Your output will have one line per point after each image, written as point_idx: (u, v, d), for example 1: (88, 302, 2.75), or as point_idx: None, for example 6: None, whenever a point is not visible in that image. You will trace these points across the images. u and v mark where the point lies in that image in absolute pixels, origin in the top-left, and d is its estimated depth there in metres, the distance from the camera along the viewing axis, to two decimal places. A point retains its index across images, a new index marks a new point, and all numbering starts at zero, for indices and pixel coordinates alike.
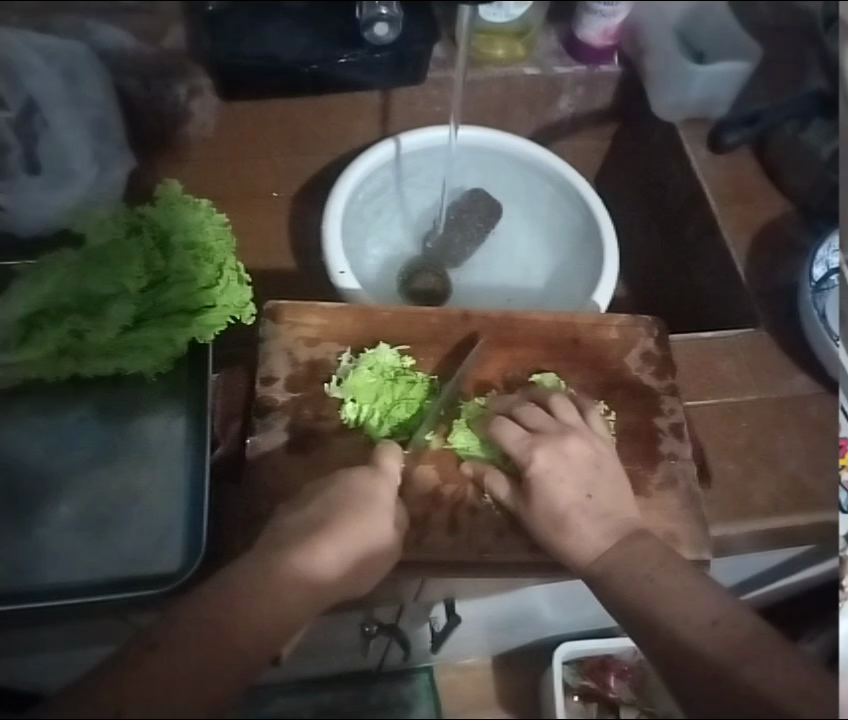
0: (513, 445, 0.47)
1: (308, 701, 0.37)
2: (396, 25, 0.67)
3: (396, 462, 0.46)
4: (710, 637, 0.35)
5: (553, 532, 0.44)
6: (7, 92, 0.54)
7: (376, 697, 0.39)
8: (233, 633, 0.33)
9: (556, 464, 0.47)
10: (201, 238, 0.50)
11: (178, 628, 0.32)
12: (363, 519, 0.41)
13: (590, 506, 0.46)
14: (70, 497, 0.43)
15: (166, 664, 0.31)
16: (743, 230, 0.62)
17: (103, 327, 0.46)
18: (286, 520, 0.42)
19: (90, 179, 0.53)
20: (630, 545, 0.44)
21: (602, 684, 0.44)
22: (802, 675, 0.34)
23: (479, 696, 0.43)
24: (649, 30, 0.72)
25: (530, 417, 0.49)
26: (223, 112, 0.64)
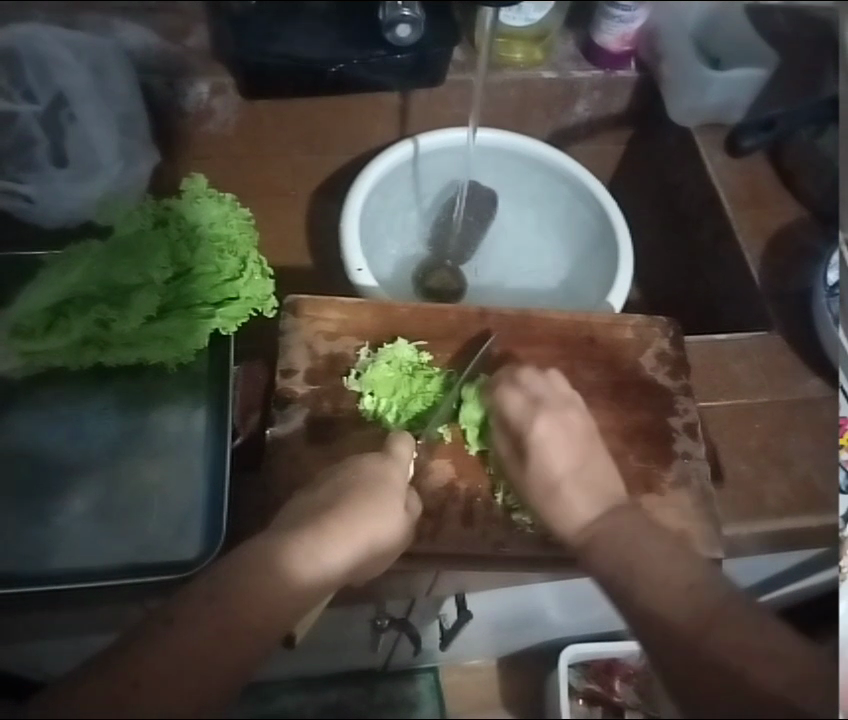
0: (513, 412, 0.45)
1: (315, 699, 0.36)
2: (419, 27, 0.64)
3: (407, 448, 0.47)
4: (681, 602, 0.35)
5: (545, 499, 0.42)
6: (38, 86, 0.56)
7: (381, 697, 0.36)
8: (244, 621, 0.34)
9: (556, 431, 0.43)
10: (226, 231, 0.52)
11: (193, 618, 0.33)
12: (376, 506, 0.43)
13: (585, 477, 0.42)
14: (88, 485, 0.44)
15: (182, 638, 0.32)
16: (759, 235, 0.63)
17: (128, 317, 0.47)
18: (299, 506, 0.44)
19: (116, 172, 0.54)
20: (619, 514, 0.40)
21: (609, 689, 0.39)
22: (793, 661, 0.35)
23: (484, 697, 0.38)
24: (667, 35, 0.72)
25: (530, 381, 0.46)
26: (243, 110, 0.66)
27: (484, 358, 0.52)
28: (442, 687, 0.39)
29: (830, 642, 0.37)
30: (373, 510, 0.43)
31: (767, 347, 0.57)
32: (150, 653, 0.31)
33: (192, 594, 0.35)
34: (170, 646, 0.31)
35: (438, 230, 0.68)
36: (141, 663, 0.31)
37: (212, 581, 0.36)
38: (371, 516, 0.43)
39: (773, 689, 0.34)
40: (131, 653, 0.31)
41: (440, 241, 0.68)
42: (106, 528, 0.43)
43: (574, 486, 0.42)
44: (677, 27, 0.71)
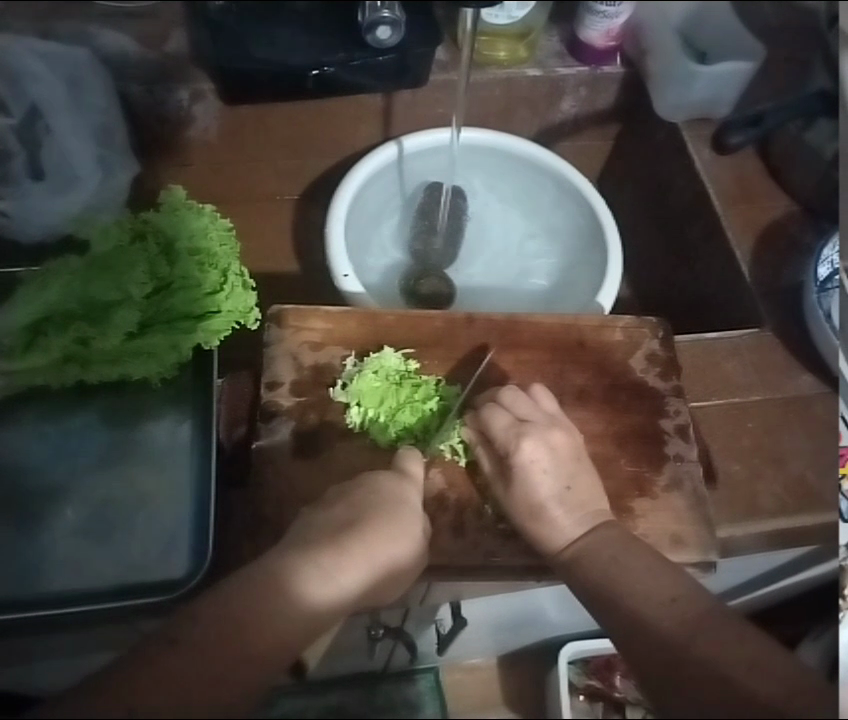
0: (499, 431, 0.48)
1: (317, 701, 0.34)
2: (399, 28, 0.65)
3: (419, 466, 0.47)
4: (667, 614, 0.36)
5: (529, 519, 0.45)
6: (11, 100, 0.55)
7: (381, 696, 0.37)
8: (254, 637, 0.32)
9: (540, 453, 0.47)
10: (205, 244, 0.50)
11: (195, 627, 0.31)
12: (393, 527, 0.42)
13: (568, 496, 0.45)
14: (75, 504, 0.44)
15: (189, 659, 0.30)
16: (748, 230, 0.62)
17: (107, 333, 0.46)
18: (316, 520, 0.42)
19: (93, 186, 0.54)
20: (605, 529, 0.44)
21: (609, 684, 0.42)
22: (787, 673, 0.33)
23: (486, 695, 0.40)
24: (652, 33, 0.70)
25: (515, 402, 0.48)
26: (226, 115, 0.63)
27: (480, 377, 0.52)
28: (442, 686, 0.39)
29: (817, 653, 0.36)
30: (391, 528, 0.42)
31: (761, 345, 0.56)
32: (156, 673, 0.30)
33: (200, 609, 0.33)
34: (174, 672, 0.30)
35: (418, 235, 0.67)
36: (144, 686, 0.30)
37: (224, 594, 0.34)
38: (392, 536, 0.41)
39: (762, 691, 0.32)
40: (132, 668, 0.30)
41: (419, 246, 0.67)
42: (92, 545, 0.42)
43: (554, 507, 0.45)
44: (664, 23, 0.69)
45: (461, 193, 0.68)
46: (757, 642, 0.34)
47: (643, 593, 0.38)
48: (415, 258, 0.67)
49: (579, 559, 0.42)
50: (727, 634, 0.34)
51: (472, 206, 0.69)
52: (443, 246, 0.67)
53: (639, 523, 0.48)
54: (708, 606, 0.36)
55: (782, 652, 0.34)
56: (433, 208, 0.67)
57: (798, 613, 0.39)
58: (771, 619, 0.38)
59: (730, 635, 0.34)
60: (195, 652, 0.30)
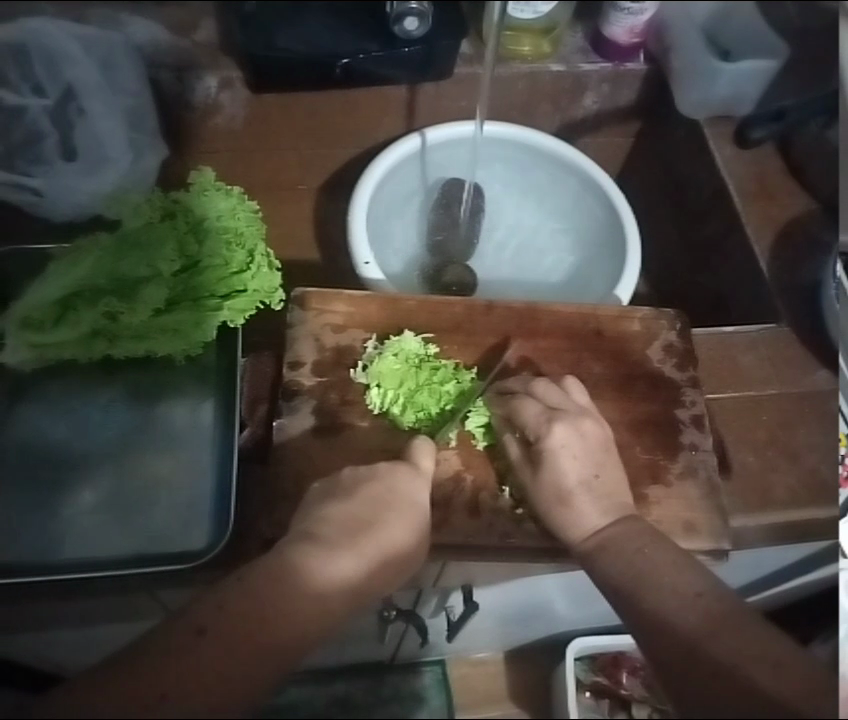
0: (531, 418, 0.48)
1: (323, 691, 0.35)
2: (425, 19, 0.66)
3: (430, 461, 0.47)
4: (688, 611, 0.36)
5: (557, 506, 0.45)
6: (46, 80, 0.57)
7: (388, 688, 0.38)
8: (274, 631, 0.32)
9: (572, 439, 0.47)
10: (233, 224, 0.51)
11: (217, 617, 0.32)
12: (405, 522, 0.42)
13: (596, 485, 0.46)
14: (96, 479, 0.45)
15: (216, 646, 0.30)
16: (767, 226, 0.62)
17: (136, 309, 0.47)
18: (328, 514, 0.41)
19: (124, 166, 0.55)
20: (632, 522, 0.44)
21: (615, 682, 0.42)
22: (796, 673, 0.33)
23: (491, 691, 0.43)
24: (678, 29, 0.69)
25: (548, 394, 0.49)
26: (253, 104, 0.65)
27: (507, 364, 0.53)
28: (450, 679, 0.42)
29: (832, 647, 0.36)
30: (403, 525, 0.42)
31: (775, 340, 0.56)
32: (182, 661, 0.29)
33: (216, 603, 0.33)
34: (201, 659, 0.30)
35: (439, 225, 0.67)
36: (172, 672, 0.29)
37: (246, 586, 0.34)
38: (405, 531, 0.42)
39: (776, 692, 0.32)
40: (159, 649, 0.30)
41: (439, 237, 0.67)
42: (113, 521, 0.44)
43: (582, 497, 0.45)
44: (689, 22, 0.69)
45: (478, 188, 0.68)
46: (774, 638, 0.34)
47: (666, 597, 0.37)
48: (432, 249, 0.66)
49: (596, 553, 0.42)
50: (743, 626, 0.35)
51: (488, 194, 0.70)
52: (463, 238, 0.67)
53: (653, 510, 0.48)
54: (736, 605, 0.36)
55: (791, 644, 0.34)
56: (455, 200, 0.67)
57: (818, 608, 0.39)
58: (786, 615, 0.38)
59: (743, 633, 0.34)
60: (220, 640, 0.30)
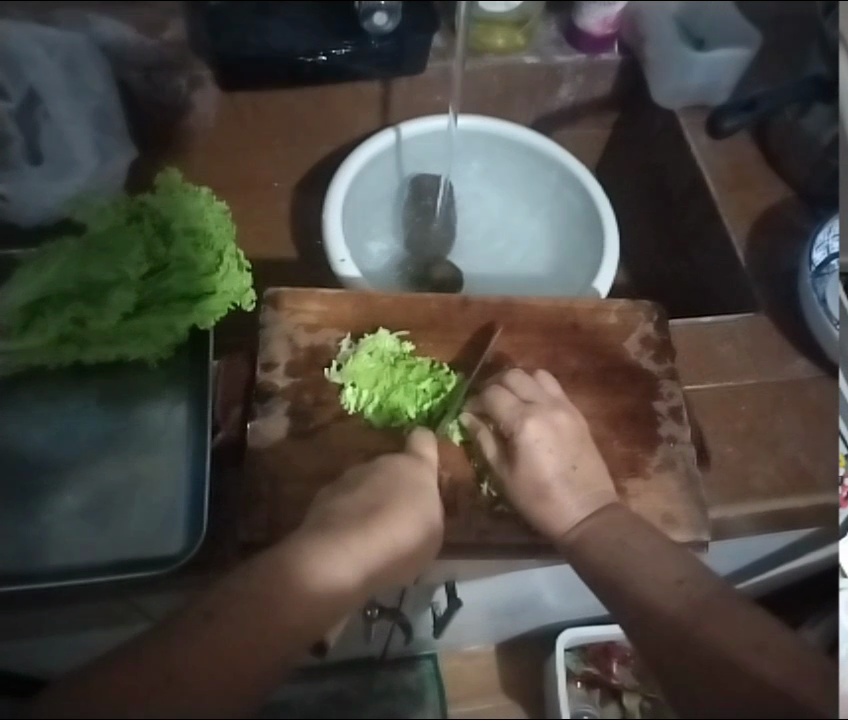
0: (504, 413, 0.47)
1: (313, 689, 0.35)
2: (396, 15, 0.66)
3: (433, 450, 0.46)
4: (675, 596, 0.35)
5: (534, 502, 0.44)
6: (8, 83, 0.55)
7: (380, 682, 0.39)
8: (284, 616, 0.33)
9: (545, 432, 0.46)
10: (201, 225, 0.50)
11: (226, 602, 0.33)
12: (409, 512, 0.42)
13: (574, 476, 0.46)
14: (74, 485, 0.45)
15: (226, 629, 0.31)
16: (744, 216, 0.63)
17: (103, 315, 0.46)
18: (338, 504, 0.42)
19: (91, 169, 0.54)
20: (611, 511, 0.44)
21: (606, 671, 0.43)
22: (783, 656, 0.33)
23: (480, 682, 0.45)
24: (651, 21, 0.69)
25: (521, 386, 0.48)
26: (224, 104, 0.65)
27: (488, 362, 0.52)
28: (439, 670, 0.42)
29: (823, 630, 0.36)
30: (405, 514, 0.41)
31: (754, 328, 0.57)
32: (180, 643, 0.30)
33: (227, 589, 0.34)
34: (212, 641, 0.31)
35: (416, 224, 0.66)
36: (170, 655, 0.30)
37: (254, 572, 0.35)
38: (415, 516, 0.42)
39: (764, 675, 0.33)
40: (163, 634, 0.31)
41: (414, 236, 0.66)
42: (93, 525, 0.43)
43: (561, 490, 0.44)
44: (661, 11, 0.69)
45: (452, 188, 0.68)
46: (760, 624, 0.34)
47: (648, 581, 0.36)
48: (411, 247, 0.65)
49: (581, 545, 0.41)
50: (734, 614, 0.35)
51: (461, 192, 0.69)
52: (438, 234, 0.67)
53: (633, 503, 0.48)
54: (715, 588, 0.36)
55: (782, 630, 0.34)
56: (433, 198, 0.67)
57: (805, 592, 0.39)
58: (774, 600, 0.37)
59: (731, 622, 0.34)
60: (230, 622, 0.32)
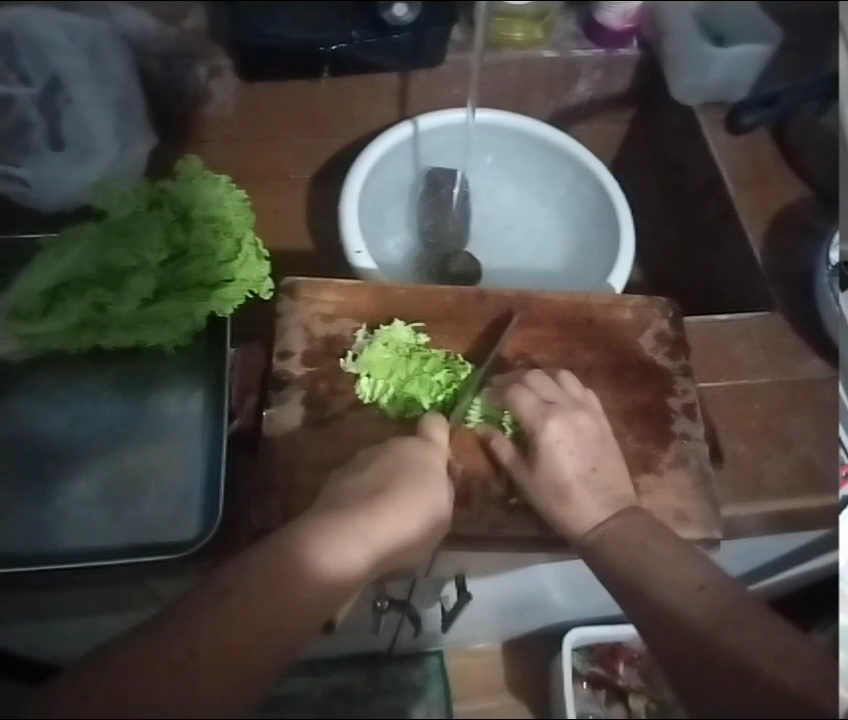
0: (525, 411, 0.47)
1: (321, 683, 0.35)
2: (415, 6, 0.67)
3: (444, 432, 0.46)
4: (695, 600, 0.35)
5: (556, 501, 0.44)
6: (33, 69, 0.56)
7: (387, 678, 0.38)
8: (296, 594, 0.33)
9: (566, 433, 0.46)
10: (220, 212, 0.51)
11: (239, 580, 0.33)
12: (416, 498, 0.42)
13: (593, 478, 0.45)
14: (89, 469, 0.45)
15: (239, 605, 0.32)
16: (761, 214, 0.62)
17: (124, 299, 0.47)
18: (345, 489, 0.43)
19: (113, 156, 0.54)
20: (627, 515, 0.43)
21: (612, 672, 0.43)
22: (791, 657, 0.34)
23: (486, 680, 0.42)
24: (669, 14, 0.70)
25: (541, 385, 0.49)
26: (243, 96, 0.63)
27: (501, 357, 0.53)
28: (447, 670, 0.41)
29: (833, 633, 0.36)
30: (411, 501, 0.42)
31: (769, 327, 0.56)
32: (186, 633, 0.30)
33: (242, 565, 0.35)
34: (226, 617, 0.31)
35: (433, 220, 0.66)
36: (189, 627, 0.31)
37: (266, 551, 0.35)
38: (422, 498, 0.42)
39: (772, 674, 0.33)
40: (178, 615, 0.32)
41: (431, 232, 0.66)
42: (109, 511, 0.44)
43: (581, 490, 0.44)
44: (682, 7, 0.71)
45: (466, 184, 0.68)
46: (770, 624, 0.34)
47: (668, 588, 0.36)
48: (429, 243, 0.65)
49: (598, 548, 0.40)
50: (744, 612, 0.35)
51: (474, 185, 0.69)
52: (455, 228, 0.66)
53: (644, 499, 0.47)
54: (726, 586, 0.36)
55: (791, 631, 0.34)
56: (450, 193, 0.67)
57: (816, 594, 0.39)
58: (785, 600, 0.37)
59: (740, 620, 0.34)
60: (244, 598, 0.32)
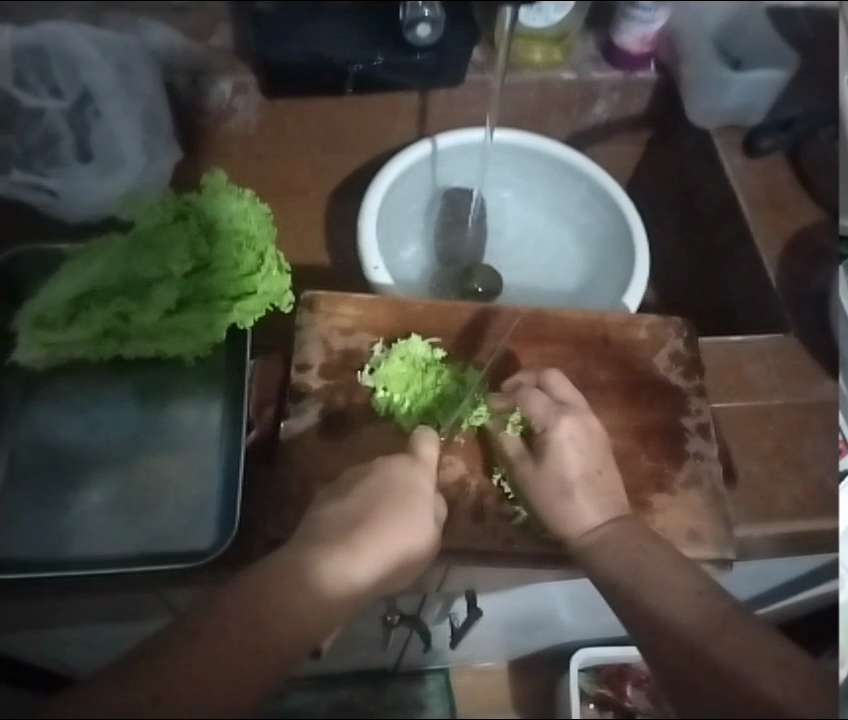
0: (537, 409, 0.48)
1: (326, 696, 0.36)
2: (438, 26, 0.66)
3: (432, 449, 0.47)
4: (692, 607, 0.36)
5: (559, 499, 0.45)
6: (63, 82, 0.57)
7: (392, 695, 0.38)
8: (274, 633, 0.32)
9: (579, 433, 0.48)
10: (244, 226, 0.50)
11: (219, 622, 0.32)
12: (405, 516, 0.42)
13: (598, 481, 0.46)
14: (106, 475, 0.46)
15: (214, 646, 0.30)
16: (776, 237, 0.62)
17: (147, 310, 0.47)
18: (326, 517, 0.42)
19: (138, 169, 0.56)
20: (629, 522, 0.44)
21: (620, 693, 0.42)
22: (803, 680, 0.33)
23: (494, 699, 0.44)
24: (689, 37, 0.69)
25: (558, 387, 0.50)
26: (265, 110, 0.66)
27: (506, 364, 0.53)
28: (453, 685, 0.42)
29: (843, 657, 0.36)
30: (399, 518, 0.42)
31: (784, 349, 0.57)
32: (179, 662, 0.30)
33: (219, 603, 0.33)
34: (203, 657, 0.30)
35: (447, 236, 0.69)
36: (159, 674, 0.29)
37: (245, 587, 0.34)
38: (404, 525, 0.42)
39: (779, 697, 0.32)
40: (158, 655, 0.30)
41: (444, 249, 0.68)
42: (125, 518, 0.44)
43: (583, 491, 0.45)
44: (699, 29, 0.69)
45: (482, 206, 0.70)
46: (777, 643, 0.33)
47: (665, 605, 0.37)
48: (442, 260, 0.68)
49: (591, 554, 0.42)
50: (754, 632, 0.34)
51: (491, 204, 0.70)
52: (469, 244, 0.69)
53: (657, 518, 0.49)
54: (736, 606, 0.36)
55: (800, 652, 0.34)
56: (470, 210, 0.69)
57: (824, 619, 0.39)
58: (792, 619, 0.38)
59: (748, 639, 0.34)
60: (218, 638, 0.31)
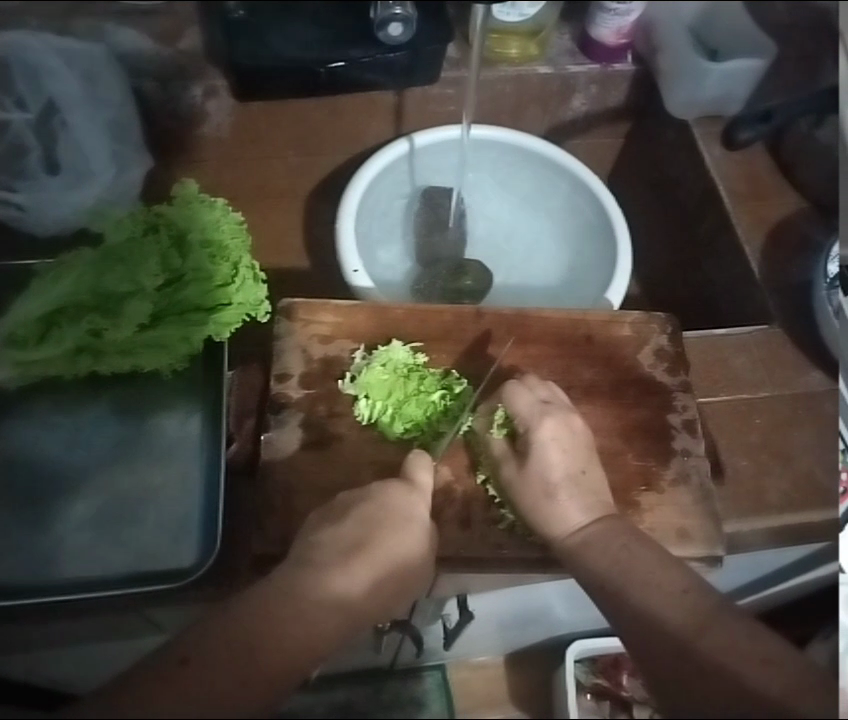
0: (522, 408, 0.48)
1: (322, 699, 0.34)
2: (410, 25, 0.66)
3: (428, 475, 0.46)
4: (676, 604, 0.35)
5: (544, 499, 0.45)
6: (29, 96, 0.56)
7: (388, 695, 0.37)
8: (264, 657, 0.30)
9: (561, 432, 0.48)
10: (218, 236, 0.50)
11: (205, 643, 0.30)
12: (397, 537, 0.41)
13: (582, 480, 0.46)
14: (88, 493, 0.45)
15: (200, 674, 0.29)
16: (758, 229, 0.62)
17: (120, 325, 0.46)
18: (321, 540, 0.41)
19: (108, 179, 0.54)
20: (616, 522, 0.44)
21: (616, 683, 0.42)
22: (789, 671, 0.33)
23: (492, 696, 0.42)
24: (663, 29, 0.70)
25: (538, 386, 0.50)
26: (238, 112, 0.63)
27: (495, 374, 0.53)
28: (450, 683, 0.40)
29: (831, 644, 0.35)
30: (396, 539, 0.41)
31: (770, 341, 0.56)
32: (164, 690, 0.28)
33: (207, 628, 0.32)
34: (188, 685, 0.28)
35: (426, 234, 0.66)
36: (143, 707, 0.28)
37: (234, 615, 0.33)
38: (397, 546, 0.41)
39: (767, 691, 0.32)
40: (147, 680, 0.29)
41: (424, 249, 0.65)
42: (107, 539, 0.44)
43: (567, 491, 0.45)
44: (676, 21, 0.70)
45: (462, 202, 0.67)
46: (762, 637, 0.33)
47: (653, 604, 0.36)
48: (422, 261, 0.64)
49: (577, 553, 0.42)
50: (739, 627, 0.34)
51: (471, 200, 0.68)
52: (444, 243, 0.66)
53: (645, 517, 0.48)
54: (720, 601, 0.36)
55: (783, 644, 0.33)
56: (447, 209, 0.67)
57: (813, 608, 0.38)
58: (781, 611, 0.37)
59: (732, 634, 0.33)
60: (203, 667, 0.29)
